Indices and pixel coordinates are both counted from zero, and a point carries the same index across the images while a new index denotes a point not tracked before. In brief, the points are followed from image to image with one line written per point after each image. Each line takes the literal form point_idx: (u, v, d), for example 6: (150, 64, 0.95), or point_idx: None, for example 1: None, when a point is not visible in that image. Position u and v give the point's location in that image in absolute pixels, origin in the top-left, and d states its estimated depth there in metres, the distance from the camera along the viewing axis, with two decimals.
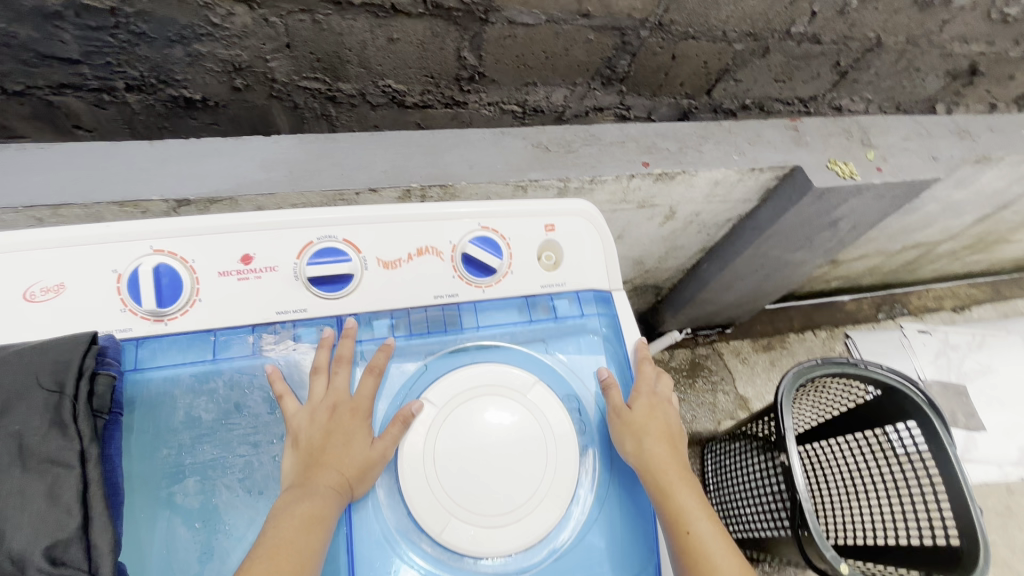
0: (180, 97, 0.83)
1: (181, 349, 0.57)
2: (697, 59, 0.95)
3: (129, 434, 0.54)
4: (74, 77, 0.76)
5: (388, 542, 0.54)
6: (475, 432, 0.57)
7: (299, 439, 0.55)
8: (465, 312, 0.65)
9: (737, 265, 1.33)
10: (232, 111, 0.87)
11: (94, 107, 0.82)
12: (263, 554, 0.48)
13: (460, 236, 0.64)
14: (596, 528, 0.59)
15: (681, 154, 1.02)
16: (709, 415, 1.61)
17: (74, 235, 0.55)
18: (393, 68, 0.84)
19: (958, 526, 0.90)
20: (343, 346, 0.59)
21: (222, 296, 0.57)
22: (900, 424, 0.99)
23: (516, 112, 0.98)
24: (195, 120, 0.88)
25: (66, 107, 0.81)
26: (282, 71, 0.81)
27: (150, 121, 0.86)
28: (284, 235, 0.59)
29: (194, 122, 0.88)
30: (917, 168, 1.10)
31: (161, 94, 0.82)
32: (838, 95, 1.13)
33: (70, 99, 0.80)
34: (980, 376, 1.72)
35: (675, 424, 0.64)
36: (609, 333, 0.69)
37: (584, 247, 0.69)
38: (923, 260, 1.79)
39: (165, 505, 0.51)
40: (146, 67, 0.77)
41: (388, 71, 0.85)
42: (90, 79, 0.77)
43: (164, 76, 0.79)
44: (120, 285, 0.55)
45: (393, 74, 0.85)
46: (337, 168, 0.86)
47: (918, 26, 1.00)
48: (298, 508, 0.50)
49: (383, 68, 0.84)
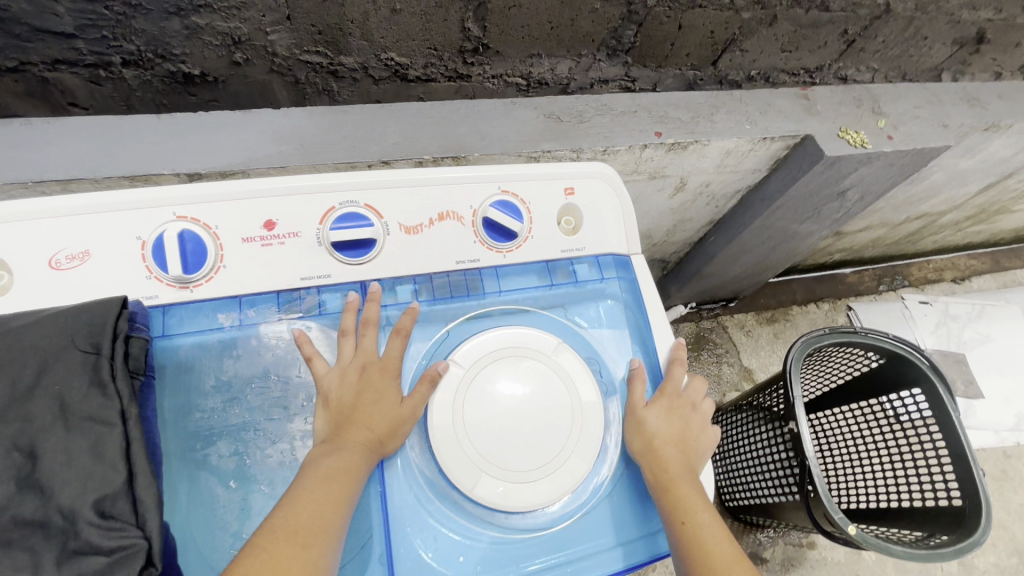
0: (179, 73, 0.81)
1: (207, 315, 0.57)
2: (703, 28, 0.93)
3: (162, 399, 0.54)
4: (69, 51, 0.74)
5: (419, 499, 0.55)
6: (502, 393, 0.58)
7: (329, 399, 0.55)
8: (486, 278, 0.65)
9: (744, 237, 1.34)
10: (232, 87, 0.86)
11: (90, 83, 0.80)
12: (288, 503, 0.49)
13: (481, 201, 0.64)
14: (619, 484, 0.61)
15: (693, 124, 1.01)
16: (714, 387, 1.64)
17: (95, 202, 0.54)
18: (396, 40, 0.82)
19: (961, 488, 0.91)
20: (369, 309, 0.59)
21: (247, 262, 0.57)
22: (904, 391, 1.00)
23: (520, 84, 0.97)
24: (194, 97, 0.86)
25: (63, 84, 0.80)
26: (282, 44, 0.80)
27: (148, 97, 0.84)
28: (305, 200, 0.59)
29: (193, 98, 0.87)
30: (928, 135, 1.10)
31: (159, 69, 0.80)
32: (844, 65, 1.12)
33: (66, 75, 0.78)
34: (980, 345, 1.75)
35: (692, 428, 0.64)
36: (628, 297, 0.69)
37: (603, 212, 0.69)
38: (926, 231, 1.79)
39: (200, 467, 0.52)
40: (143, 40, 0.75)
41: (391, 43, 0.83)
42: (86, 54, 0.75)
43: (161, 51, 0.77)
44: (144, 252, 0.55)
45: (395, 46, 0.84)
46: (348, 142, 0.86)
47: None
48: (330, 463, 0.51)
49: (386, 41, 0.82)
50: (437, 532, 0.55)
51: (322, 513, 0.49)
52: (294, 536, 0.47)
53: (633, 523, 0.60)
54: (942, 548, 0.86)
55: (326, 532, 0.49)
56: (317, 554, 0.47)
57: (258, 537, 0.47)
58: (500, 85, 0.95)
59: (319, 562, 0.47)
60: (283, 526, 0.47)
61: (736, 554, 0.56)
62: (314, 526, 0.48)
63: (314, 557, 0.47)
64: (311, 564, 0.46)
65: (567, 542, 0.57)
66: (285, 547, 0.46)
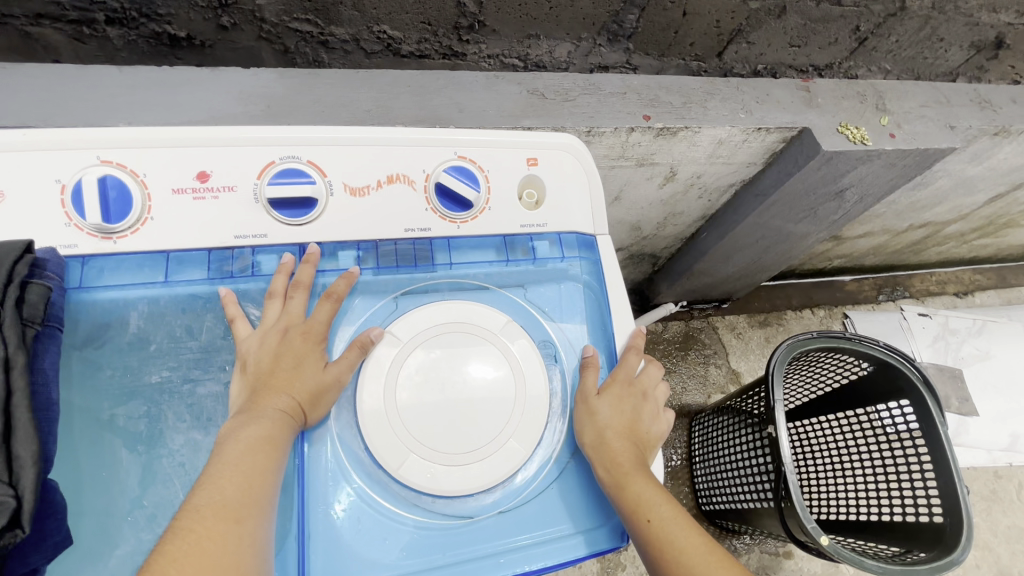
0: (165, 35, 0.74)
1: (130, 269, 0.53)
2: (710, 16, 0.87)
3: (72, 354, 0.51)
4: (51, 5, 0.68)
5: (341, 476, 0.52)
6: (440, 372, 0.56)
7: (247, 364, 0.52)
8: (438, 249, 0.61)
9: (737, 233, 1.28)
10: (219, 53, 0.78)
11: (74, 41, 0.73)
12: (207, 481, 0.45)
13: (434, 165, 0.60)
14: (562, 473, 0.57)
15: (685, 109, 0.95)
16: (700, 388, 1.57)
17: (14, 139, 0.50)
18: (389, 12, 0.76)
19: (943, 504, 0.87)
20: (303, 272, 0.56)
21: (176, 215, 0.54)
22: (892, 402, 0.95)
23: (517, 66, 0.90)
24: (180, 62, 0.79)
25: (46, 40, 0.72)
26: (271, 10, 0.73)
27: (134, 59, 0.77)
28: (242, 153, 0.55)
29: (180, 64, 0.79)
30: (933, 135, 1.04)
31: (144, 29, 0.73)
32: (855, 64, 1.05)
33: (50, 32, 0.71)
34: (978, 361, 1.69)
35: (644, 418, 0.60)
36: (590, 279, 0.65)
37: (568, 185, 0.65)
38: (930, 241, 1.74)
39: (106, 428, 0.50)
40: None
41: (384, 15, 0.77)
42: (68, 9, 0.68)
43: (147, 9, 0.70)
44: (64, 197, 0.51)
45: (389, 19, 0.78)
46: (317, 108, 0.77)
47: None
48: (244, 432, 0.48)
49: (379, 12, 0.76)
50: (359, 513, 0.51)
51: (247, 486, 0.46)
52: (222, 512, 0.44)
53: (576, 514, 0.56)
54: (916, 564, 0.81)
55: (254, 502, 0.45)
56: (250, 526, 0.44)
57: (177, 520, 0.43)
58: (496, 66, 0.89)
59: (252, 534, 0.44)
60: (208, 503, 0.44)
61: (705, 543, 0.53)
62: (242, 499, 0.45)
63: (246, 530, 0.44)
64: (244, 537, 0.44)
65: (498, 532, 0.54)
66: (213, 525, 0.43)
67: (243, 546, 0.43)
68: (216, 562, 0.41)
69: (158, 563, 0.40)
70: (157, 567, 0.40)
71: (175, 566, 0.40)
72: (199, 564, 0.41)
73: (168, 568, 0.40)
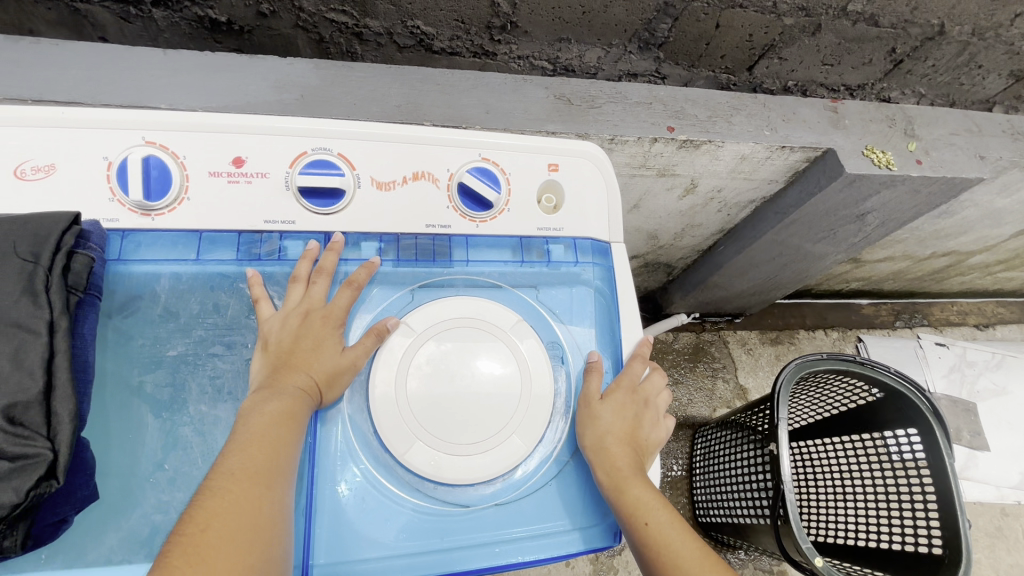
0: (206, 18, 0.78)
1: (165, 245, 0.56)
2: (742, 30, 0.88)
3: (107, 322, 0.54)
4: None
5: (350, 457, 0.55)
6: (451, 365, 0.58)
7: (269, 343, 0.55)
8: (456, 246, 0.63)
9: (754, 249, 1.28)
10: (257, 39, 0.82)
11: (121, 19, 0.77)
12: (236, 447, 0.48)
13: (458, 165, 0.62)
14: (563, 471, 0.59)
15: (709, 123, 0.94)
16: (705, 401, 1.56)
17: (67, 117, 0.54)
18: (424, 8, 0.78)
19: (943, 536, 0.87)
20: (326, 259, 0.58)
21: (211, 197, 0.57)
22: (898, 430, 0.95)
23: (546, 68, 0.92)
24: (220, 45, 0.83)
25: (94, 16, 0.76)
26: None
27: (176, 41, 0.82)
28: (277, 142, 0.58)
29: (221, 48, 0.83)
30: (961, 164, 1.02)
31: (188, 12, 0.77)
32: (887, 86, 1.05)
33: (97, 8, 0.75)
34: (994, 396, 1.66)
35: (644, 425, 0.62)
36: (602, 285, 0.67)
37: (586, 192, 0.66)
38: (953, 271, 1.71)
39: (135, 393, 0.53)
40: None
41: (419, 11, 0.79)
42: None
43: None
44: (109, 173, 0.55)
45: (423, 15, 0.80)
46: (349, 99, 0.80)
47: (989, 17, 0.91)
48: (267, 406, 0.50)
49: (414, 8, 0.78)
50: (365, 493, 0.54)
51: (273, 455, 0.48)
52: (255, 477, 0.47)
53: (575, 512, 0.58)
54: None
55: (280, 471, 0.48)
56: (278, 493, 0.47)
57: (211, 480, 0.46)
58: (525, 67, 0.91)
59: (280, 499, 0.47)
60: (240, 468, 0.47)
61: (700, 548, 0.54)
62: (271, 467, 0.48)
63: (275, 495, 0.47)
64: (275, 502, 0.47)
65: (497, 523, 0.56)
66: (248, 488, 0.46)
67: (275, 509, 0.46)
68: (253, 521, 0.44)
69: (201, 516, 0.43)
70: (201, 520, 0.43)
71: (217, 521, 0.43)
72: (238, 521, 0.44)
73: (211, 522, 0.43)
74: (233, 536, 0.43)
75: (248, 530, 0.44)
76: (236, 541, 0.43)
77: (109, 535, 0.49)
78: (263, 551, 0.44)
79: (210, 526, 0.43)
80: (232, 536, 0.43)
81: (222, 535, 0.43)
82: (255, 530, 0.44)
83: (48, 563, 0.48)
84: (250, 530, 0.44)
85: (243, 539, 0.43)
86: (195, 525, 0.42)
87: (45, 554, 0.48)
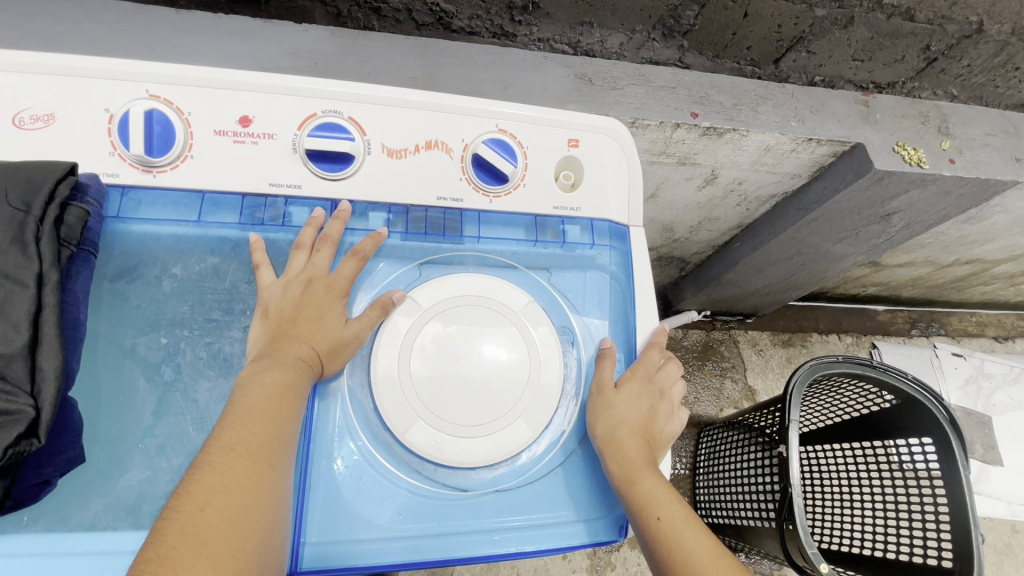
0: None
1: (167, 205, 0.54)
2: (771, 20, 0.81)
3: (103, 280, 0.53)
4: None
5: (348, 433, 0.53)
6: (458, 344, 0.56)
7: (269, 310, 0.53)
8: (467, 221, 0.61)
9: (771, 247, 1.24)
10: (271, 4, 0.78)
11: None
12: (235, 420, 0.46)
13: (473, 136, 0.59)
14: (571, 460, 0.57)
15: (735, 111, 0.89)
16: (712, 400, 1.53)
17: (69, 64, 0.51)
18: None
19: (954, 551, 0.82)
20: (332, 227, 0.56)
21: (215, 157, 0.54)
22: (913, 439, 0.90)
23: (567, 52, 0.86)
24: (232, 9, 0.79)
25: None
26: None
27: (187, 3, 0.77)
28: (285, 102, 0.55)
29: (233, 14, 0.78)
30: (996, 166, 0.96)
31: None
32: (918, 86, 0.98)
33: None
34: (1010, 410, 1.61)
35: (658, 418, 0.59)
36: (618, 270, 0.64)
37: (606, 170, 0.63)
38: (975, 279, 1.65)
39: (128, 355, 0.51)
40: None
41: None
42: None
43: None
44: (111, 126, 0.52)
45: None
46: (363, 68, 0.76)
47: None
48: (267, 377, 0.48)
49: None
50: (361, 471, 0.52)
51: (275, 431, 0.46)
52: (256, 453, 0.44)
53: (583, 503, 0.56)
54: None
55: (280, 448, 0.46)
56: (280, 471, 0.45)
57: (209, 453, 0.43)
58: (546, 50, 0.85)
59: (282, 478, 0.45)
60: (240, 442, 0.44)
61: (715, 547, 0.52)
62: (271, 443, 0.45)
63: (277, 473, 0.45)
64: (277, 480, 0.44)
65: (499, 511, 0.53)
66: (249, 465, 0.43)
67: (276, 488, 0.44)
68: (254, 500, 0.42)
69: (200, 492, 0.41)
70: (201, 496, 0.40)
71: (218, 499, 0.41)
72: (240, 501, 0.41)
73: (212, 499, 0.40)
74: (234, 517, 0.40)
75: (249, 510, 0.42)
76: (237, 522, 0.40)
77: (94, 500, 0.47)
78: (263, 534, 0.42)
79: (211, 503, 0.40)
80: (235, 516, 0.41)
81: (224, 515, 0.40)
82: (257, 511, 0.42)
83: (30, 526, 0.46)
84: (252, 510, 0.42)
85: (245, 520, 0.41)
86: (194, 502, 0.40)
87: (27, 516, 0.46)
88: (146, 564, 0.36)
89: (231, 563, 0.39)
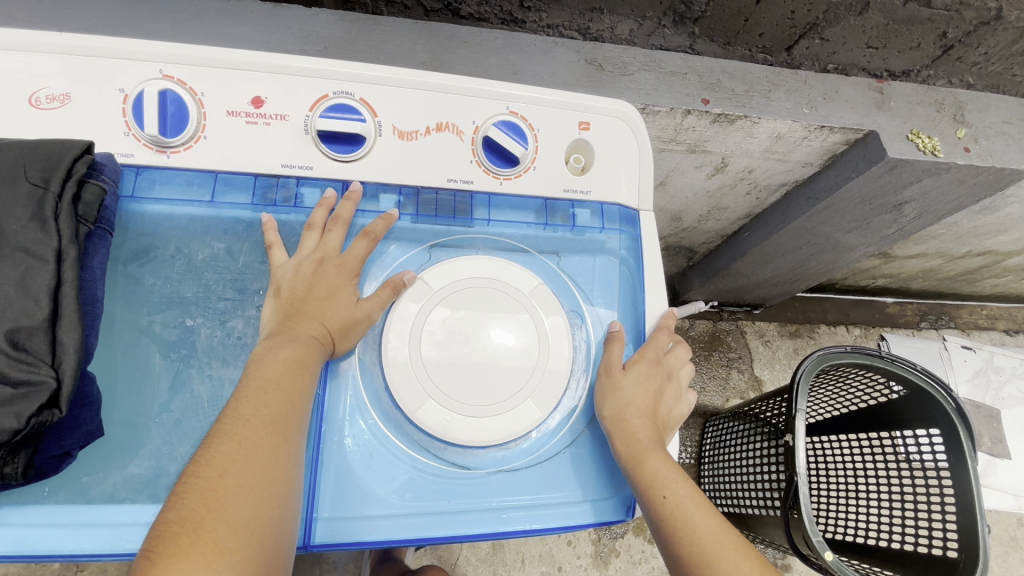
0: None
1: (180, 185, 0.55)
2: (784, 6, 0.80)
3: (118, 260, 0.53)
4: None
5: (359, 411, 0.53)
6: (467, 325, 0.56)
7: (281, 289, 0.53)
8: (478, 204, 0.61)
9: (781, 237, 1.22)
10: None
11: None
12: (249, 393, 0.46)
13: (484, 118, 0.59)
14: (579, 442, 0.57)
15: (746, 97, 0.88)
16: (718, 390, 1.53)
17: (82, 45, 0.52)
18: None
19: (959, 538, 0.81)
20: (343, 208, 0.56)
21: (227, 137, 0.54)
22: (920, 429, 0.89)
23: (577, 39, 0.85)
24: None
25: None
26: None
27: None
28: (296, 83, 0.55)
29: None
30: (1013, 155, 0.94)
31: None
32: (934, 73, 0.96)
33: None
34: (1019, 404, 1.59)
35: (665, 400, 0.59)
36: (627, 255, 0.64)
37: (617, 153, 0.63)
38: (987, 272, 1.64)
39: (143, 333, 0.52)
40: None
41: None
42: None
43: None
44: (125, 106, 0.53)
45: None
46: (374, 52, 0.75)
47: None
48: (280, 353, 0.49)
49: None
50: (371, 448, 0.52)
51: (289, 405, 0.47)
52: (272, 426, 0.45)
53: (591, 484, 0.56)
54: None
55: (294, 422, 0.47)
56: (294, 444, 0.46)
57: (224, 424, 0.44)
58: (555, 37, 0.84)
59: (296, 451, 0.46)
60: (256, 415, 0.45)
61: (721, 523, 0.52)
62: (287, 417, 0.46)
63: (291, 446, 0.46)
64: (291, 453, 0.45)
65: (507, 489, 0.54)
66: (265, 436, 0.44)
67: (291, 460, 0.45)
68: (270, 469, 0.43)
69: (217, 461, 0.41)
70: (218, 465, 0.41)
71: (235, 467, 0.41)
72: (256, 470, 0.42)
73: (228, 468, 0.41)
74: (251, 484, 0.41)
75: (265, 479, 0.42)
76: (253, 490, 0.41)
77: (112, 472, 0.48)
78: (279, 504, 0.43)
79: (228, 471, 0.41)
80: (251, 485, 0.41)
81: (240, 481, 0.41)
82: (273, 480, 0.43)
83: (50, 498, 0.47)
84: (269, 480, 0.43)
85: (261, 488, 0.42)
86: (211, 469, 0.41)
87: (48, 487, 0.47)
88: (168, 526, 0.37)
89: (248, 529, 0.40)
